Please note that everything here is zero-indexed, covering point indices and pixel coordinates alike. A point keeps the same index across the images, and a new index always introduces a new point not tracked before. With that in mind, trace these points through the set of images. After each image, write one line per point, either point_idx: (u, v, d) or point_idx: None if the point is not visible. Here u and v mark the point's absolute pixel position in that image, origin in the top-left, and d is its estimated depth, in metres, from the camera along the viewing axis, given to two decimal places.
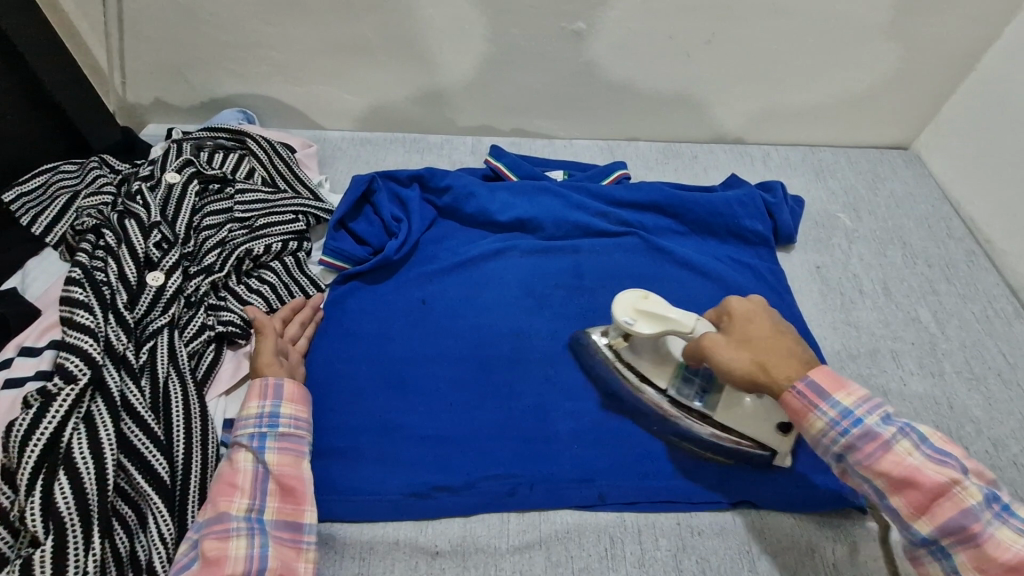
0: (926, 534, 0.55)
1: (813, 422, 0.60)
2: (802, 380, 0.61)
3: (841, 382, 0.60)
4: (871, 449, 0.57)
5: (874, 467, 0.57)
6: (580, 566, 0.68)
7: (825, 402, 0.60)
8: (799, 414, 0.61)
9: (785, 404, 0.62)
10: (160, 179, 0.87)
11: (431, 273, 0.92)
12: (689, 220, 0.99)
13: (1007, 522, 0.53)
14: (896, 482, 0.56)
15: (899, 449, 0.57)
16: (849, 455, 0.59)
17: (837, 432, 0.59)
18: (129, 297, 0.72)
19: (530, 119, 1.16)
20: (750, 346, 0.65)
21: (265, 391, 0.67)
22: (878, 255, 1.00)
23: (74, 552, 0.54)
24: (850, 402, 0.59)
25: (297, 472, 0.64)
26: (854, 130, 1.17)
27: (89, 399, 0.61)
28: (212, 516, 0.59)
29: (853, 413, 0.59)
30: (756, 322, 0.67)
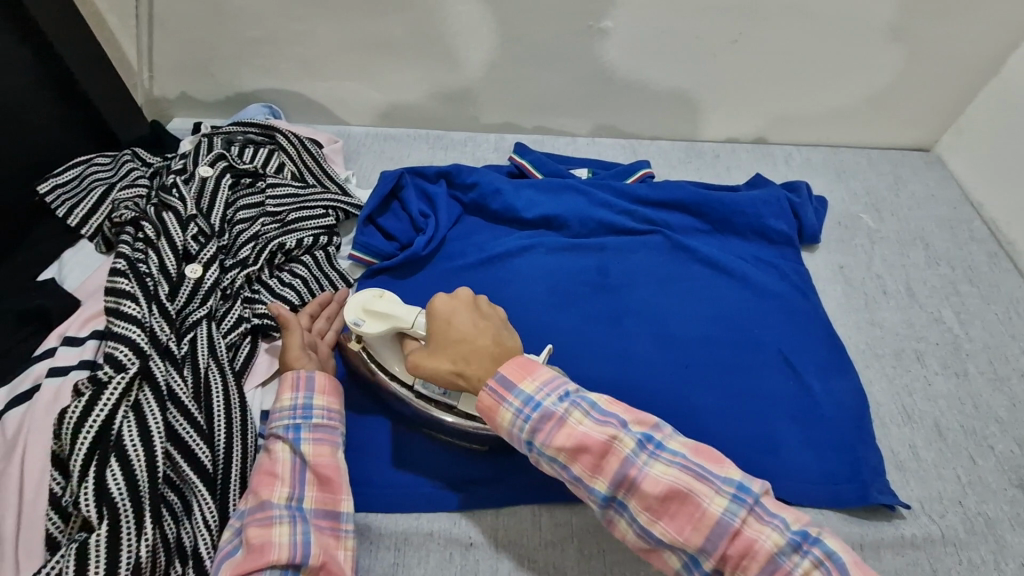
0: (606, 491, 0.58)
1: (502, 415, 0.60)
2: (493, 377, 0.61)
3: (528, 370, 0.62)
4: (548, 428, 0.59)
5: (553, 445, 0.59)
6: (613, 559, 0.69)
7: (510, 393, 0.60)
8: (490, 410, 0.61)
9: (479, 403, 0.62)
10: (194, 172, 0.87)
11: (459, 269, 0.93)
12: (714, 219, 1.00)
13: (659, 457, 0.57)
14: (571, 453, 0.58)
15: (571, 421, 0.59)
16: (535, 439, 0.59)
17: (522, 420, 0.59)
18: (170, 289, 0.73)
19: (553, 117, 1.16)
20: (442, 349, 0.66)
21: (297, 382, 0.67)
22: (900, 256, 1.01)
23: (127, 537, 0.55)
24: (531, 388, 0.60)
25: (332, 462, 0.64)
26: (876, 131, 1.17)
27: (137, 388, 0.63)
28: (254, 506, 0.59)
29: (534, 399, 0.60)
30: (452, 322, 0.66)
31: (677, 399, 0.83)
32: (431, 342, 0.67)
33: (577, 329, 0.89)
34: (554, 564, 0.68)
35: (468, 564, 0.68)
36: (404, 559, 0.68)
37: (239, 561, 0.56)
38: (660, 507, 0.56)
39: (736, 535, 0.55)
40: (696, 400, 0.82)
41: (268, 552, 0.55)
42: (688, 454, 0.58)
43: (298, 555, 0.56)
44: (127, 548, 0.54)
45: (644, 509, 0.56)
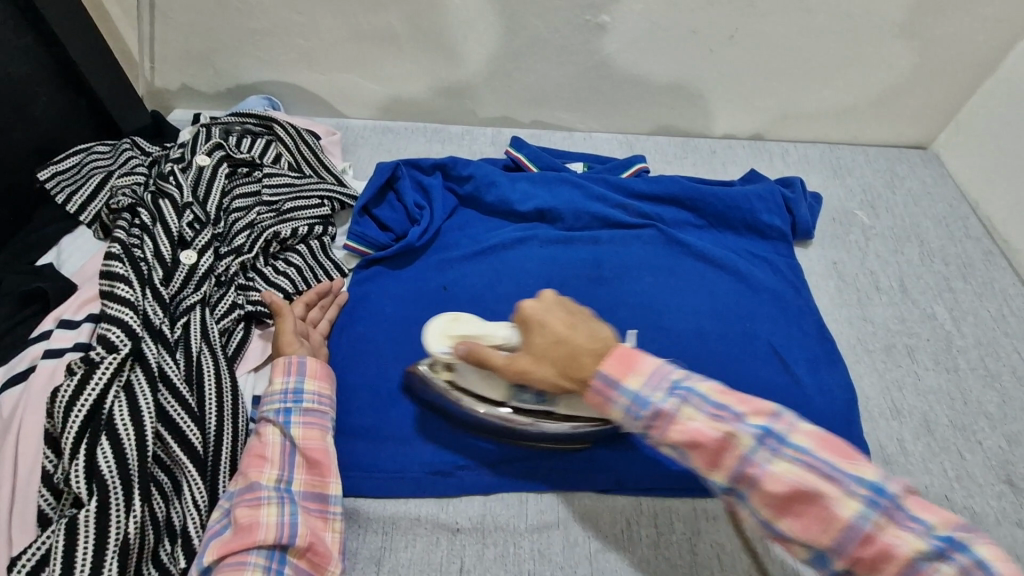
0: (724, 485, 0.53)
1: (612, 411, 0.56)
2: (597, 375, 0.57)
3: (630, 364, 0.56)
4: (658, 422, 0.54)
5: (665, 440, 0.54)
6: (597, 546, 0.70)
7: (615, 391, 0.56)
8: (600, 406, 0.57)
9: (589, 400, 0.58)
10: (191, 161, 0.89)
11: (453, 259, 0.94)
12: (708, 214, 1.00)
13: (781, 454, 0.50)
14: (685, 450, 0.53)
15: (681, 416, 0.53)
16: (648, 434, 0.55)
17: (632, 415, 0.55)
18: (164, 274, 0.73)
19: (550, 111, 1.17)
20: (545, 357, 0.62)
21: (289, 366, 0.69)
22: (894, 252, 1.01)
23: (116, 513, 0.56)
24: (637, 383, 0.55)
25: (322, 445, 0.65)
26: (873, 128, 1.17)
27: (129, 369, 0.64)
28: (243, 486, 0.61)
29: (643, 396, 0.55)
30: (544, 327, 0.62)
31: None
32: (530, 352, 0.63)
33: None
34: (538, 550, 0.69)
35: (453, 549, 0.69)
36: (391, 543, 0.69)
37: (226, 540, 0.57)
38: (783, 506, 0.50)
39: (869, 540, 0.48)
40: None
41: (256, 531, 0.57)
42: (813, 447, 0.50)
43: (285, 536, 0.58)
44: (115, 525, 0.55)
45: (766, 505, 0.50)
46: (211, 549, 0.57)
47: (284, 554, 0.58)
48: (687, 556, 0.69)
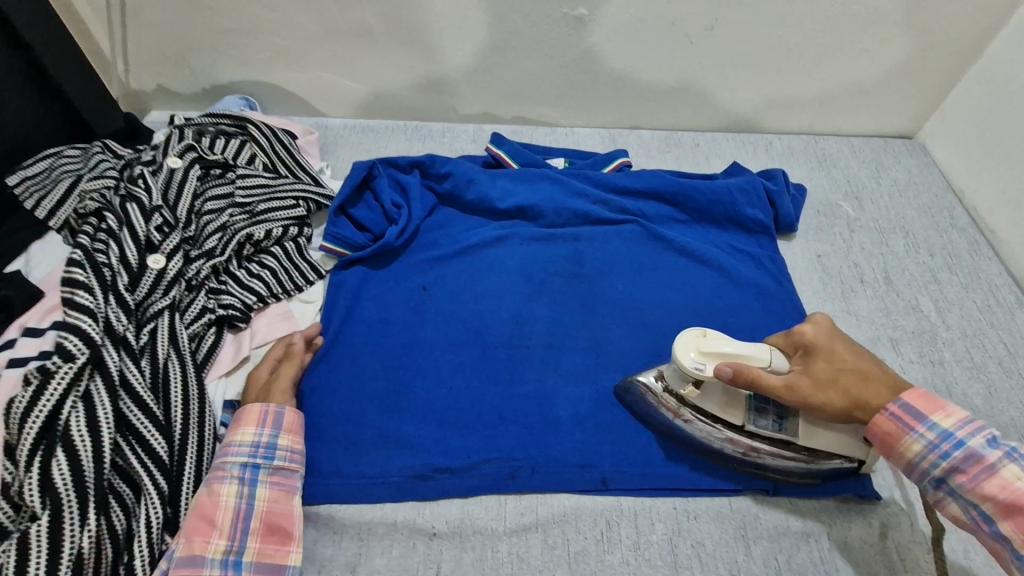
0: None
1: (908, 445, 0.61)
2: (894, 404, 0.63)
3: (936, 405, 0.62)
4: (975, 471, 0.58)
5: (978, 491, 0.58)
6: (575, 549, 0.68)
7: (921, 424, 0.61)
8: (892, 437, 0.63)
9: (877, 428, 0.64)
10: (162, 163, 0.87)
11: (431, 259, 0.92)
12: (690, 208, 0.99)
13: None
14: (1003, 507, 0.56)
15: (1005, 473, 0.57)
16: (951, 479, 0.60)
17: (936, 454, 0.60)
18: (130, 279, 0.72)
19: (531, 106, 1.15)
20: (827, 382, 0.66)
21: (263, 418, 0.66)
22: (879, 244, 1.00)
23: (70, 526, 0.55)
24: (948, 424, 0.60)
25: (287, 511, 0.63)
26: (858, 118, 1.16)
27: (88, 377, 0.63)
28: (186, 555, 0.58)
29: (954, 435, 0.60)
30: (834, 354, 0.66)
31: None
32: (810, 377, 0.66)
33: (549, 318, 0.88)
34: (516, 554, 0.68)
35: (430, 555, 0.68)
36: (367, 549, 0.68)
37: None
38: None
39: None
40: None
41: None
42: None
43: None
44: (70, 538, 0.54)
45: (1021, 535, 0.55)
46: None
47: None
48: (668, 558, 0.68)
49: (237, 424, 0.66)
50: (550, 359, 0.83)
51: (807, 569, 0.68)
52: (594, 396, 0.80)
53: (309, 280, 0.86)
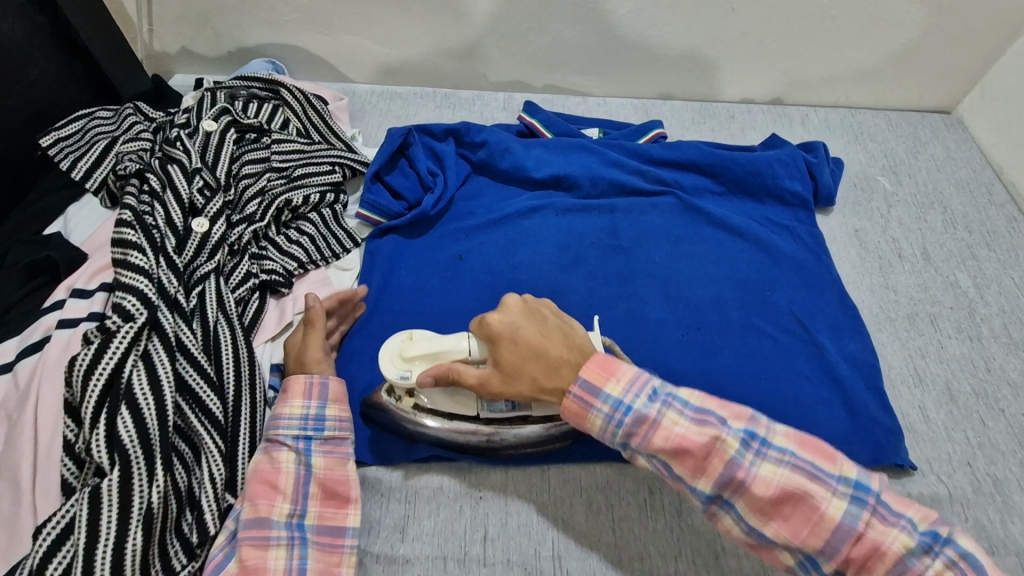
0: (708, 493, 0.55)
1: (592, 421, 0.59)
2: (576, 384, 0.60)
3: (609, 370, 0.60)
4: (643, 431, 0.57)
5: (651, 447, 0.57)
6: (619, 514, 0.69)
7: (597, 398, 0.59)
8: (579, 417, 0.60)
9: (566, 410, 0.61)
10: (198, 126, 0.85)
11: (468, 228, 0.92)
12: (727, 180, 0.98)
13: (766, 456, 0.54)
14: (672, 454, 0.56)
15: (665, 422, 0.56)
16: (631, 442, 0.58)
17: (614, 424, 0.58)
18: (177, 242, 0.71)
19: (563, 75, 1.13)
20: (515, 373, 0.64)
21: (309, 390, 0.66)
22: (917, 220, 0.99)
23: (139, 483, 0.55)
24: (619, 391, 0.59)
25: (343, 476, 0.63)
26: (896, 92, 1.14)
27: (145, 338, 0.62)
28: (252, 518, 0.59)
29: (624, 402, 0.58)
30: (517, 339, 0.64)
31: (685, 360, 0.82)
32: (500, 370, 0.64)
33: (587, 289, 0.88)
34: (561, 518, 0.69)
35: (476, 517, 0.68)
36: (415, 511, 0.69)
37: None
38: (707, 473, 0.55)
39: (807, 508, 0.52)
40: (705, 361, 0.82)
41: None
42: (752, 430, 0.55)
43: None
44: (139, 494, 0.55)
45: (694, 476, 0.55)
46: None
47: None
48: (711, 524, 0.69)
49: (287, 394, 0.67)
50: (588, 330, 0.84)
51: None
52: None
53: (346, 248, 0.86)
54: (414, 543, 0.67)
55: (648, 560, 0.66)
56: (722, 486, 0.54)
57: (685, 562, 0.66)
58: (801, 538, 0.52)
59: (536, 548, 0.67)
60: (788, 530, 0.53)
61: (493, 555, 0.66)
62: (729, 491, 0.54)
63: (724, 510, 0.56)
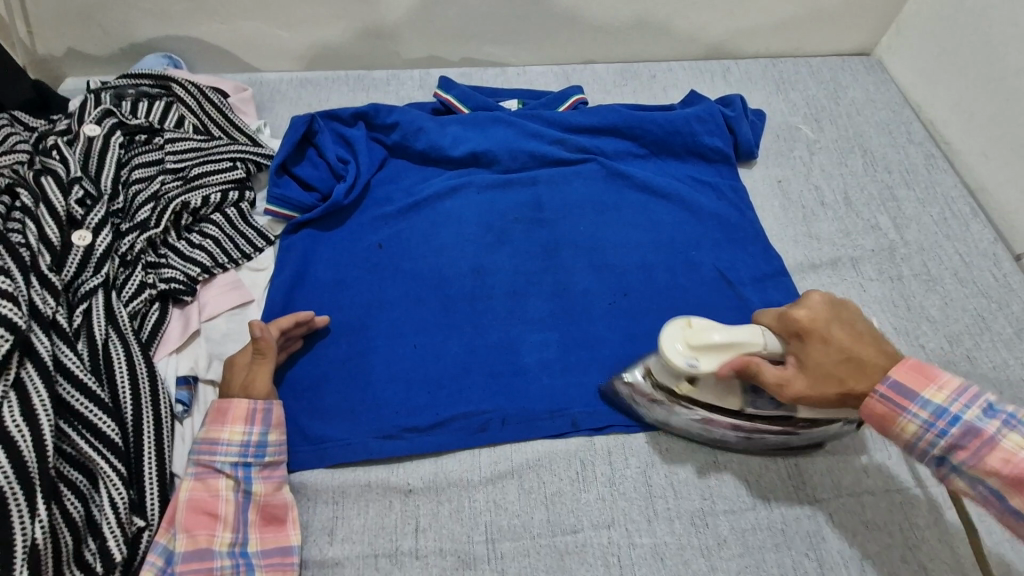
0: None
1: (902, 426, 0.55)
2: (883, 383, 0.56)
3: (929, 377, 0.55)
4: (976, 447, 0.53)
5: (983, 466, 0.53)
6: (553, 490, 0.69)
7: (912, 404, 0.55)
8: (886, 419, 0.56)
9: (869, 412, 0.57)
10: (78, 132, 0.80)
11: (386, 215, 0.88)
12: (648, 142, 0.97)
13: None
14: (1014, 478, 0.52)
15: (1009, 445, 0.52)
16: (952, 457, 0.54)
17: (933, 434, 0.54)
18: (54, 259, 0.67)
19: (479, 46, 1.09)
20: (822, 377, 0.59)
21: (252, 415, 0.65)
22: (838, 165, 0.99)
23: (19, 520, 0.52)
24: (942, 398, 0.54)
25: (282, 500, 0.63)
26: (815, 37, 1.13)
27: (17, 364, 0.57)
28: (191, 550, 0.59)
29: (949, 412, 0.54)
30: (828, 342, 0.59)
31: (616, 327, 0.81)
32: (806, 371, 0.59)
33: (513, 265, 0.86)
34: (493, 502, 0.68)
35: (406, 511, 0.67)
36: (344, 512, 0.67)
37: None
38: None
39: None
40: (633, 326, 0.81)
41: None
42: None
43: None
44: (20, 531, 0.52)
45: None
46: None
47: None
48: (643, 489, 0.69)
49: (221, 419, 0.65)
50: (515, 307, 0.82)
51: (777, 486, 0.70)
52: (560, 340, 0.79)
53: (258, 247, 0.82)
54: (344, 544, 0.65)
55: (582, 533, 0.66)
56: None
57: (618, 531, 0.67)
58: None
59: (469, 534, 0.66)
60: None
61: (426, 547, 0.65)
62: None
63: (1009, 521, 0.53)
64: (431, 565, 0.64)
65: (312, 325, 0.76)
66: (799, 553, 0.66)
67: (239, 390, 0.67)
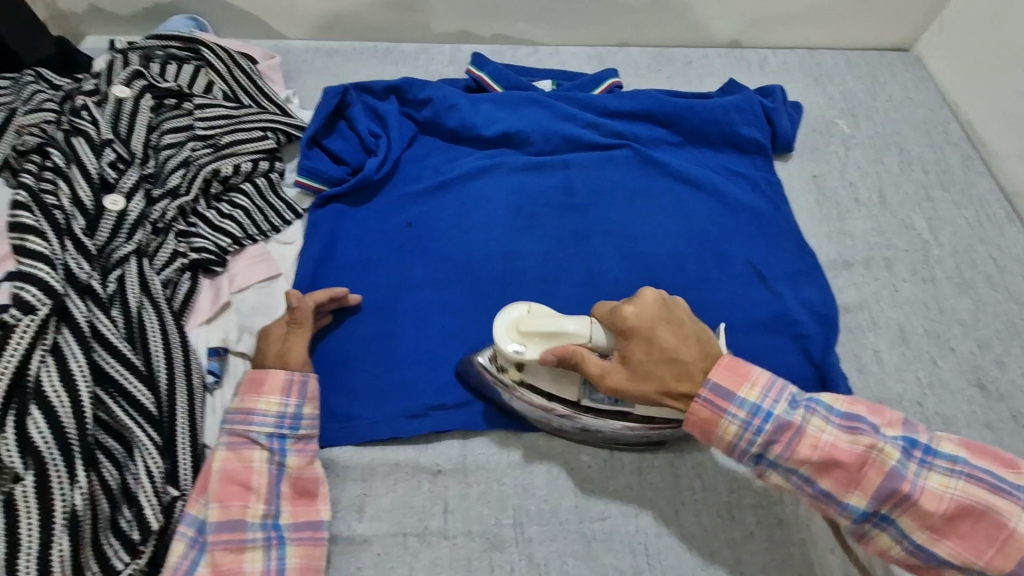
0: (863, 507, 0.53)
1: (724, 428, 0.56)
2: (706, 386, 0.57)
3: (741, 374, 0.56)
4: (788, 439, 0.54)
5: (796, 457, 0.54)
6: (581, 477, 0.69)
7: (730, 404, 0.55)
8: (709, 422, 0.56)
9: (694, 417, 0.57)
10: (108, 92, 0.77)
11: (416, 192, 0.87)
12: (684, 130, 0.95)
13: (933, 467, 0.52)
14: (821, 465, 0.53)
15: (813, 430, 0.54)
16: (770, 452, 0.55)
17: (751, 432, 0.55)
18: (87, 223, 0.66)
19: (512, 22, 1.06)
20: (643, 374, 0.59)
21: (289, 387, 0.64)
22: (873, 162, 0.98)
23: (59, 485, 0.52)
24: (754, 396, 0.55)
25: (314, 475, 0.63)
26: (855, 29, 1.10)
27: (54, 329, 0.57)
28: (223, 521, 0.58)
29: (761, 408, 0.55)
30: (652, 342, 0.58)
31: None
32: (627, 368, 0.59)
33: (544, 249, 0.85)
34: (521, 486, 0.68)
35: (435, 491, 0.67)
36: (372, 489, 0.67)
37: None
38: (846, 475, 0.53)
39: (900, 491, 0.51)
40: None
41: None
42: (842, 417, 0.55)
43: None
44: (60, 495, 0.52)
45: (850, 482, 0.53)
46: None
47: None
48: (670, 479, 0.68)
49: (256, 389, 0.64)
50: (544, 293, 0.81)
51: None
52: None
53: (286, 220, 0.81)
54: (373, 521, 0.65)
55: (609, 520, 0.66)
56: (882, 501, 0.52)
57: (646, 520, 0.66)
58: (984, 558, 0.50)
59: (497, 517, 0.66)
60: (967, 550, 0.51)
61: (454, 528, 0.65)
62: (888, 503, 0.52)
63: (880, 526, 0.54)
64: (459, 546, 0.64)
65: (345, 303, 0.76)
66: (826, 549, 0.65)
67: (274, 359, 0.66)
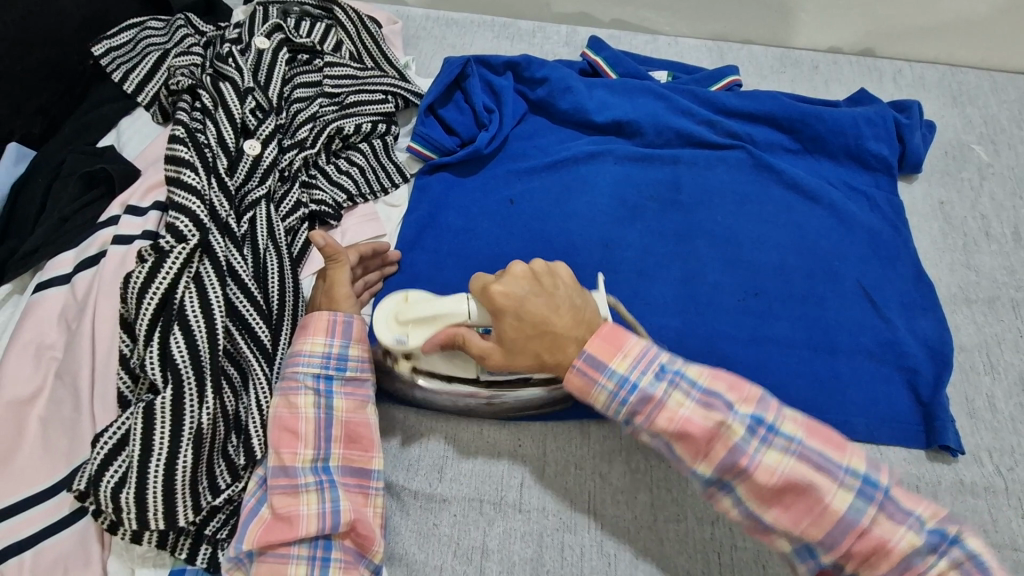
0: (708, 477, 0.55)
1: (595, 396, 0.58)
2: (580, 356, 0.58)
3: (617, 345, 0.58)
4: (648, 411, 0.56)
5: (653, 426, 0.56)
6: (659, 474, 0.68)
7: (602, 373, 0.57)
8: (582, 390, 0.58)
9: (568, 384, 0.59)
10: (250, 43, 0.82)
11: (522, 170, 0.87)
12: (805, 137, 0.90)
13: (773, 445, 0.54)
14: (673, 435, 0.55)
15: (670, 403, 0.56)
16: (634, 420, 0.57)
17: (617, 401, 0.57)
18: (228, 163, 0.71)
19: (635, 9, 1.04)
20: (518, 350, 0.59)
21: (333, 328, 0.64)
22: (1012, 195, 0.90)
23: (190, 402, 0.58)
24: (625, 367, 0.57)
25: (363, 419, 0.63)
26: (1012, 46, 1.00)
27: (197, 260, 0.64)
28: (278, 466, 0.59)
29: (630, 379, 0.57)
30: (520, 316, 0.59)
31: (740, 327, 0.78)
32: (503, 346, 0.60)
33: (643, 242, 0.83)
34: (598, 473, 0.68)
35: (514, 464, 0.69)
36: (454, 452, 0.69)
37: (266, 527, 0.57)
38: (694, 446, 0.55)
39: (740, 464, 0.54)
40: (760, 328, 0.78)
41: (297, 525, 0.57)
42: (704, 387, 0.57)
43: (327, 524, 0.57)
44: (190, 413, 0.57)
45: (694, 452, 0.55)
46: (250, 536, 0.57)
47: (329, 538, 0.58)
48: None
49: (301, 332, 0.64)
50: (640, 287, 0.80)
51: None
52: (682, 328, 0.78)
53: (395, 182, 0.83)
54: (452, 482, 0.68)
55: (684, 523, 0.65)
56: (724, 472, 0.54)
57: (722, 529, 0.65)
58: (801, 528, 0.53)
59: (573, 500, 0.67)
60: (788, 520, 0.53)
61: (528, 503, 0.67)
62: (729, 476, 0.54)
63: (724, 498, 0.56)
64: (532, 521, 0.66)
65: (387, 265, 0.78)
66: None
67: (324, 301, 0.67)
